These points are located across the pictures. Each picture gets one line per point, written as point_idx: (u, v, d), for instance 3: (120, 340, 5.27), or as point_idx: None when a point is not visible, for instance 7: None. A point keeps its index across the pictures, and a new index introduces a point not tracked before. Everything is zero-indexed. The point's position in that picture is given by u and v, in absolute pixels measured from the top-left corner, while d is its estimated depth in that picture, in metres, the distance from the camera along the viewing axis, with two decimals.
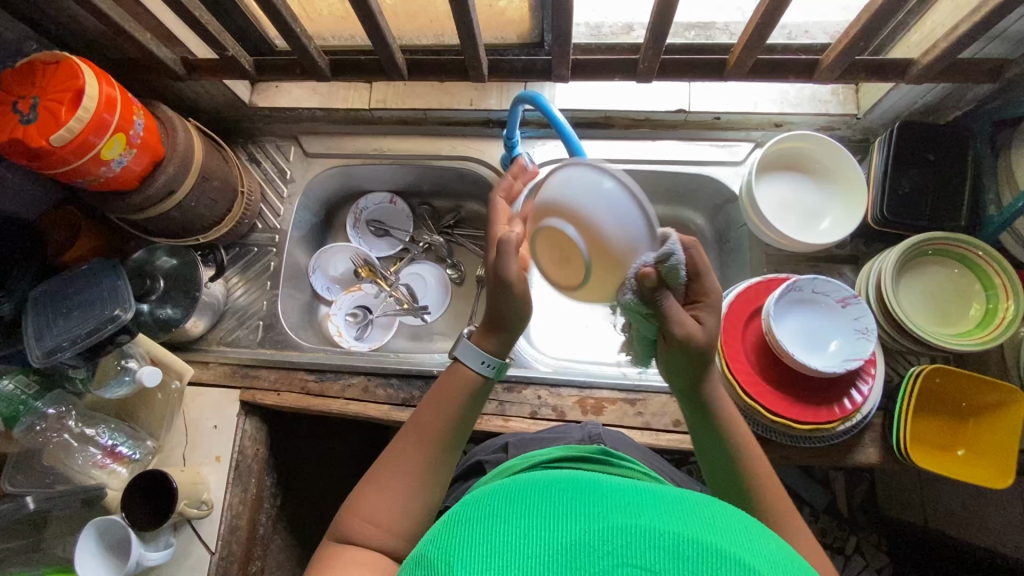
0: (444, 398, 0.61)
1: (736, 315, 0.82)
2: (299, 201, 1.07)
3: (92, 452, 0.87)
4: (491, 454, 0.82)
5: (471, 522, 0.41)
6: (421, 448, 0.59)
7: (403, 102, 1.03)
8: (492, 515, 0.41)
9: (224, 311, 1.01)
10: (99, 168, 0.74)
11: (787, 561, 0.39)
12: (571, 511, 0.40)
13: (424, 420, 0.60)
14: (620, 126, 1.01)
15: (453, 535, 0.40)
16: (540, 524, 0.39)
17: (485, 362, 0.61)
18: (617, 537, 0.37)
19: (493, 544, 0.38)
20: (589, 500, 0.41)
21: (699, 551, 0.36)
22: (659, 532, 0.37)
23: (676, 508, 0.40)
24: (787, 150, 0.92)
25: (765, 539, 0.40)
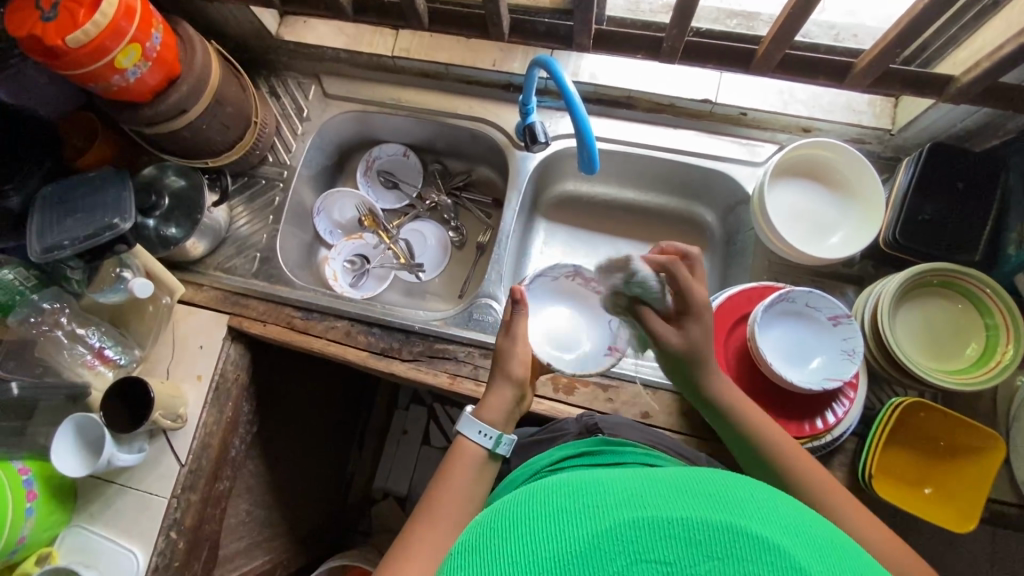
0: (456, 479, 0.63)
1: (723, 317, 0.81)
2: (312, 139, 1.07)
3: (81, 351, 0.91)
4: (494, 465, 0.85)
5: (474, 553, 0.38)
6: (435, 532, 0.59)
7: (426, 54, 1.01)
8: (491, 537, 0.39)
9: (225, 238, 1.03)
10: (113, 76, 0.75)
11: (804, 519, 0.38)
12: (570, 514, 0.37)
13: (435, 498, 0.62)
14: (644, 108, 0.97)
15: (459, 567, 0.38)
16: (542, 531, 0.37)
17: (480, 432, 0.66)
18: (625, 533, 0.35)
19: (501, 569, 0.36)
20: (588, 493, 0.39)
21: (710, 532, 0.35)
22: (667, 520, 0.36)
23: (678, 485, 0.39)
24: (808, 157, 0.88)
25: (772, 499, 0.39)
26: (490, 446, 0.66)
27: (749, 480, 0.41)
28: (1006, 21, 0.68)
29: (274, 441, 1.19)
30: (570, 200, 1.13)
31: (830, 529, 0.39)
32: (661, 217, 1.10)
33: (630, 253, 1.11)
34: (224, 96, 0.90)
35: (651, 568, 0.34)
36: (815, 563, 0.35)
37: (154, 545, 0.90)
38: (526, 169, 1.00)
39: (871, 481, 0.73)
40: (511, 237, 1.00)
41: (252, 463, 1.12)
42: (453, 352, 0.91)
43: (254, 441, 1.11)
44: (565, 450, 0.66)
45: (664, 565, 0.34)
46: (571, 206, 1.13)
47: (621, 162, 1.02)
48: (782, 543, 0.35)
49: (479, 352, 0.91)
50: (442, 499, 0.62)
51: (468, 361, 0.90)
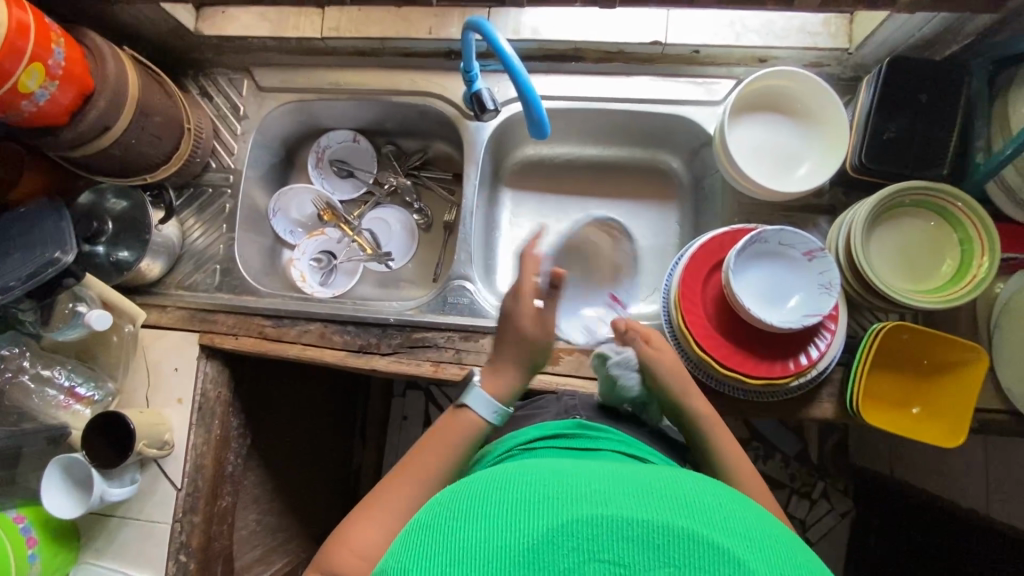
0: (446, 437, 0.67)
1: (697, 266, 0.79)
2: (255, 138, 1.02)
3: (51, 393, 0.88)
4: None
5: (428, 530, 0.39)
6: (418, 484, 0.63)
7: (358, 31, 0.94)
8: (451, 516, 0.39)
9: (182, 254, 0.99)
10: (21, 102, 0.70)
11: (771, 531, 0.38)
12: (530, 505, 0.38)
13: (422, 460, 0.65)
14: (593, 59, 0.93)
15: (415, 543, 0.38)
16: (502, 517, 0.37)
17: (493, 410, 0.68)
18: (582, 531, 0.35)
19: (453, 552, 0.36)
20: (554, 486, 0.39)
21: (668, 537, 0.35)
22: (626, 521, 0.36)
23: (645, 488, 0.39)
24: (766, 89, 0.84)
25: (742, 510, 0.39)
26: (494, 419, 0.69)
27: (722, 486, 0.41)
28: None
29: (273, 448, 1.19)
30: (532, 165, 1.10)
31: (796, 542, 0.39)
32: (628, 169, 1.07)
33: (599, 211, 1.08)
34: (149, 107, 0.84)
35: (604, 568, 0.34)
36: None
37: (166, 569, 0.91)
38: (482, 139, 0.96)
39: (859, 409, 0.74)
40: (475, 214, 0.96)
41: (252, 472, 1.12)
42: (432, 339, 0.90)
43: (251, 450, 1.11)
44: (541, 431, 0.65)
45: (617, 566, 0.34)
46: (535, 171, 1.10)
47: (578, 119, 0.98)
48: (742, 556, 0.35)
49: (458, 335, 0.89)
50: (429, 454, 0.65)
51: (448, 346, 0.89)
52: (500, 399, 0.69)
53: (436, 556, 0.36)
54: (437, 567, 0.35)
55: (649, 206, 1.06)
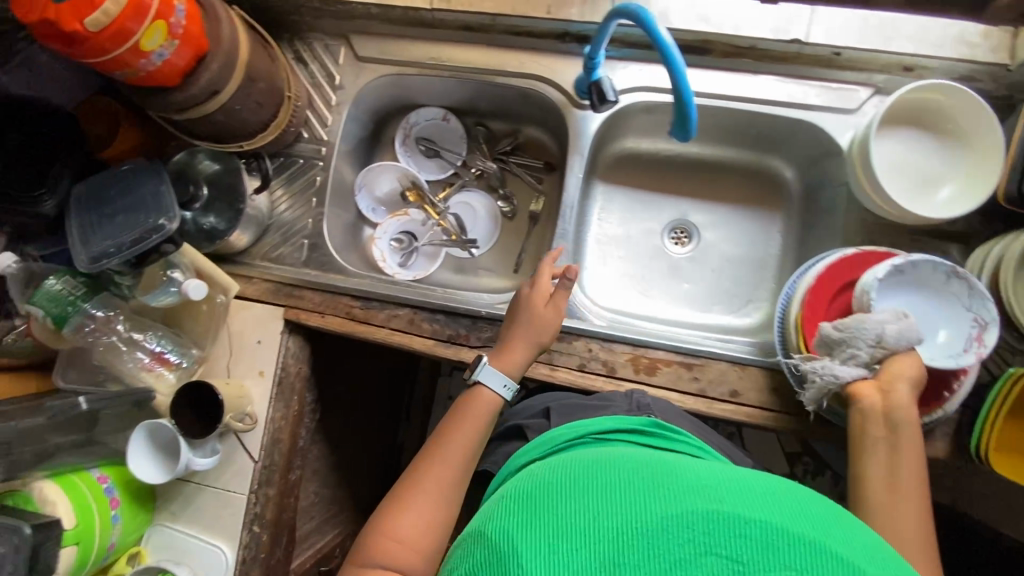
0: (471, 423, 0.70)
1: (823, 288, 0.75)
2: (349, 110, 0.98)
3: (140, 356, 0.87)
4: (533, 419, 0.80)
5: (534, 509, 0.43)
6: (450, 469, 0.66)
7: (469, 4, 0.89)
8: (560, 491, 0.44)
9: (269, 225, 0.97)
10: (139, 61, 0.66)
11: (872, 549, 0.40)
12: (638, 497, 0.41)
13: (448, 442, 0.68)
14: (721, 53, 0.86)
15: (521, 515, 0.43)
16: (611, 503, 0.41)
17: (503, 384, 0.74)
18: (697, 523, 0.38)
19: (564, 527, 0.40)
20: (659, 478, 0.43)
21: (787, 542, 0.37)
22: (738, 519, 0.38)
23: (750, 491, 0.41)
24: (911, 103, 0.79)
25: (842, 525, 0.41)
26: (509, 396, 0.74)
27: (816, 497, 0.44)
28: None
29: (335, 423, 1.18)
30: (629, 160, 1.05)
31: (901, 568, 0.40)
32: (733, 173, 1.02)
33: (694, 213, 1.04)
34: (256, 71, 0.81)
35: (721, 562, 0.36)
36: None
37: (240, 540, 0.91)
38: (588, 131, 0.91)
39: (985, 450, 0.70)
40: (575, 211, 0.92)
41: (316, 447, 1.12)
42: None
43: (317, 426, 1.10)
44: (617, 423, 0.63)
45: (736, 563, 0.36)
46: (631, 166, 1.05)
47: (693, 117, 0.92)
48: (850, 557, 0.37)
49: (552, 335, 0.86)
50: (454, 441, 0.69)
51: None
52: (510, 374, 0.75)
53: (548, 527, 0.40)
54: (554, 535, 0.39)
55: (750, 213, 1.01)
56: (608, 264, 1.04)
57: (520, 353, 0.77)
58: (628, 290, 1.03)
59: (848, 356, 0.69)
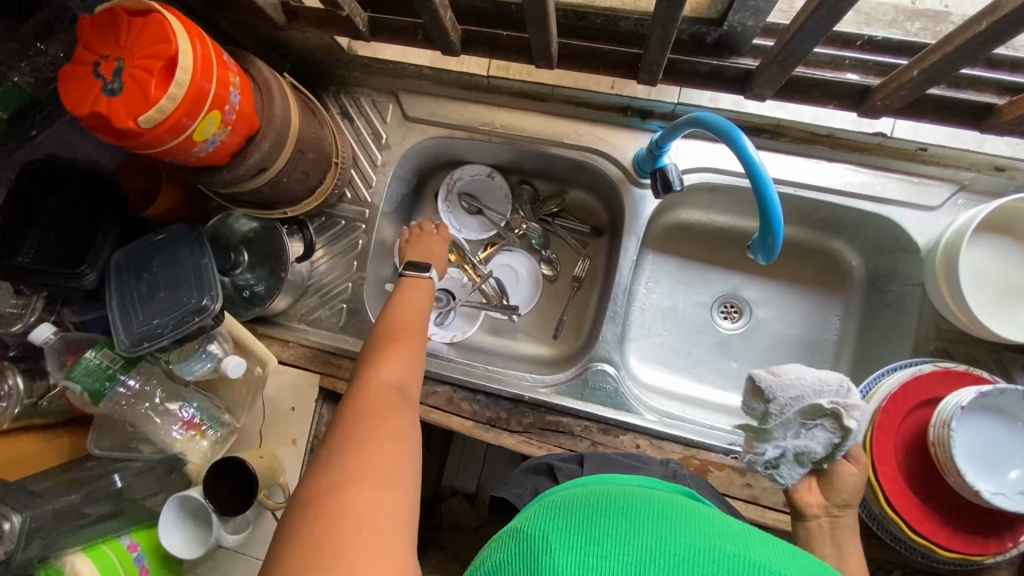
0: (416, 299, 0.76)
1: (897, 406, 0.71)
2: (394, 171, 0.94)
3: (173, 426, 0.85)
4: (565, 463, 0.73)
5: (555, 508, 0.37)
6: (408, 331, 0.70)
7: (529, 74, 0.85)
8: (587, 503, 0.36)
9: (308, 287, 0.94)
10: (192, 149, 0.63)
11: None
12: (670, 522, 0.34)
13: (401, 318, 0.71)
14: (793, 138, 0.81)
15: (536, 515, 0.37)
16: (636, 515, 0.35)
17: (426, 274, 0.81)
18: (727, 562, 0.32)
19: (582, 530, 0.34)
20: (695, 516, 0.35)
21: None
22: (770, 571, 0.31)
23: (796, 556, 0.34)
24: (1001, 211, 0.74)
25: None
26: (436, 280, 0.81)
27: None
28: None
29: None
30: (681, 229, 1.00)
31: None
32: (792, 251, 0.97)
33: (746, 288, 0.99)
34: (306, 142, 0.78)
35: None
36: None
37: None
38: (646, 210, 0.87)
39: None
40: (626, 292, 0.88)
41: None
42: (568, 425, 0.83)
43: None
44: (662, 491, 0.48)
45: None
46: (683, 236, 1.01)
47: None
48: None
49: (598, 426, 0.83)
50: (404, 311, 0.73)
51: (585, 435, 0.83)
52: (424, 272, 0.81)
53: (564, 530, 0.34)
54: (571, 542, 0.33)
55: (807, 295, 0.96)
56: (653, 338, 0.99)
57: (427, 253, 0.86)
58: (674, 367, 0.98)
59: (804, 451, 0.62)
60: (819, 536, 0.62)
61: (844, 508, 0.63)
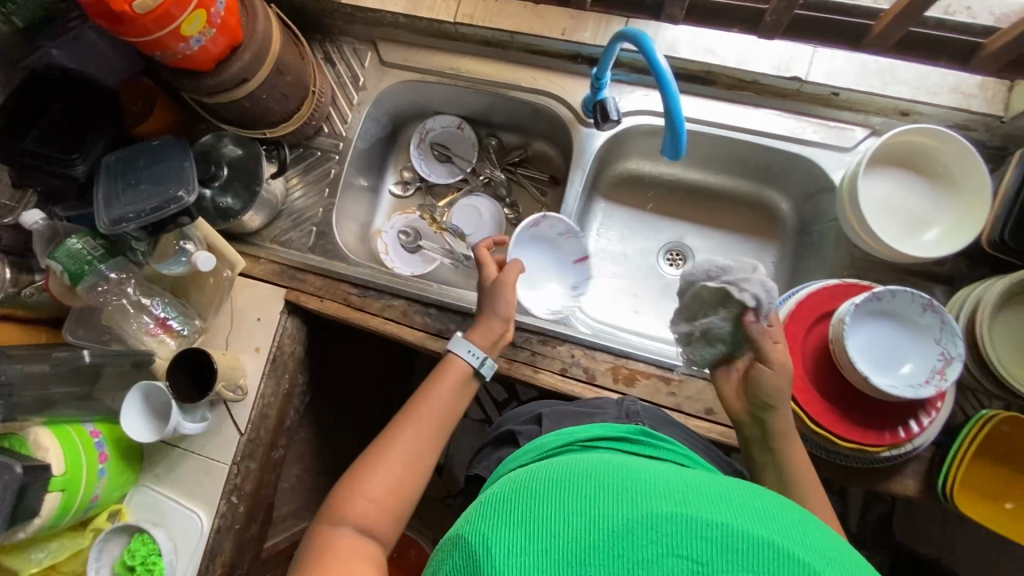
0: (439, 398, 0.77)
1: (805, 313, 0.77)
2: (369, 110, 1.03)
3: (145, 321, 0.92)
4: (525, 425, 0.77)
5: (503, 503, 0.39)
6: (415, 431, 0.74)
7: (490, 20, 0.94)
8: (525, 495, 0.39)
9: (281, 211, 1.02)
10: (178, 44, 0.72)
11: (846, 557, 0.36)
12: (608, 492, 0.37)
13: (416, 417, 0.75)
14: (724, 85, 0.90)
15: (486, 512, 0.39)
16: (577, 495, 0.38)
17: (469, 351, 0.80)
18: (660, 524, 0.35)
19: (527, 527, 0.36)
20: (631, 482, 0.38)
21: (750, 544, 0.34)
22: (705, 521, 0.35)
23: (724, 496, 0.38)
24: (902, 145, 0.81)
25: (820, 531, 0.38)
26: (477, 363, 0.80)
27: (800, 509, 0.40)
28: None
29: (325, 409, 1.22)
30: (632, 179, 1.07)
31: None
32: (733, 201, 1.04)
33: (691, 236, 1.06)
34: (284, 65, 0.87)
35: (681, 564, 0.33)
36: None
37: (218, 508, 0.94)
38: (592, 148, 0.96)
39: (953, 496, 0.71)
40: (572, 222, 0.96)
41: (305, 430, 1.15)
42: (511, 336, 0.90)
43: (308, 409, 1.14)
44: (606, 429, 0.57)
45: (695, 564, 0.33)
46: (634, 186, 1.08)
47: (695, 144, 0.96)
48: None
49: (537, 337, 0.89)
50: (425, 409, 0.75)
51: (525, 346, 0.89)
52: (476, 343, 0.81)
53: (512, 527, 0.37)
54: (511, 540, 0.36)
55: (746, 240, 1.03)
56: (602, 278, 1.06)
57: (490, 324, 0.82)
58: (620, 305, 1.04)
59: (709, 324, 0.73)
60: (755, 442, 0.70)
61: (766, 408, 0.70)
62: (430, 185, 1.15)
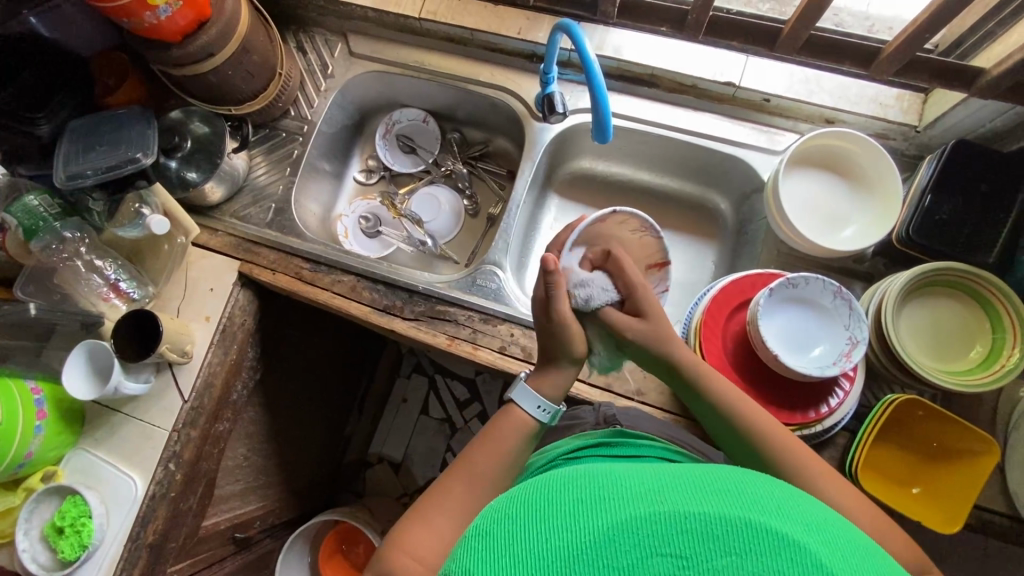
0: (501, 449, 0.65)
1: (726, 298, 0.81)
2: (335, 96, 1.08)
3: (97, 282, 0.93)
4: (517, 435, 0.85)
5: (494, 532, 0.42)
6: (473, 489, 0.62)
7: (453, 18, 1.01)
8: (517, 523, 0.42)
9: (242, 187, 1.05)
10: (145, 12, 0.77)
11: (812, 518, 0.41)
12: (590, 505, 0.41)
13: (472, 464, 0.64)
14: (665, 88, 0.96)
15: (480, 543, 0.42)
16: (562, 514, 0.41)
17: (540, 407, 0.68)
18: (642, 527, 0.38)
19: (522, 552, 0.39)
20: (610, 491, 0.42)
21: (726, 528, 0.38)
22: (680, 515, 0.39)
23: (700, 487, 0.42)
24: (826, 148, 0.87)
25: (790, 499, 0.42)
26: (546, 419, 0.69)
27: (767, 483, 0.44)
28: None
29: (277, 390, 1.23)
30: (584, 177, 1.12)
31: (868, 553, 0.40)
32: (677, 201, 1.08)
33: None
34: (252, 44, 0.92)
35: (666, 561, 0.37)
36: (830, 560, 0.37)
37: (153, 474, 0.94)
38: (543, 141, 1.00)
39: (858, 473, 0.74)
40: (520, 209, 1.00)
41: (253, 408, 1.16)
42: (454, 314, 0.93)
43: (257, 387, 1.15)
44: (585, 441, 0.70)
45: (678, 558, 0.37)
46: (586, 184, 1.12)
47: (641, 143, 1.01)
48: (799, 540, 0.38)
49: (479, 316, 0.92)
50: (483, 460, 0.64)
51: (466, 324, 0.92)
52: (547, 397, 0.69)
53: (509, 554, 0.40)
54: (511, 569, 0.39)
55: (688, 239, 1.07)
56: None
57: (561, 370, 0.71)
58: None
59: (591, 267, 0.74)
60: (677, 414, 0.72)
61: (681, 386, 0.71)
62: (393, 174, 1.19)
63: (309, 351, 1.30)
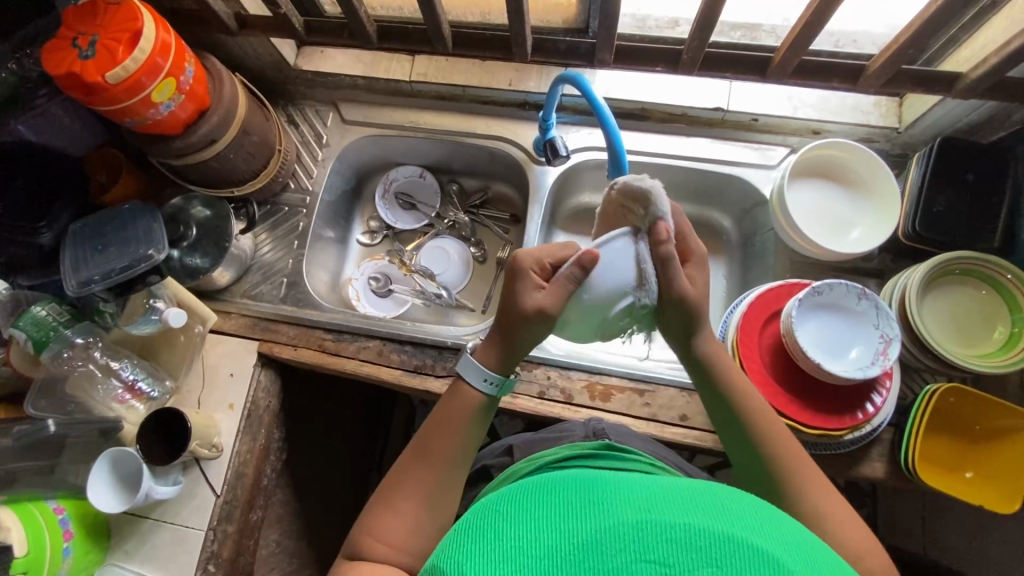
0: (450, 425, 0.63)
1: (756, 313, 0.83)
2: (333, 164, 1.09)
3: (114, 385, 0.89)
4: (498, 458, 0.86)
5: (479, 530, 0.40)
6: (432, 472, 0.62)
7: (444, 77, 1.04)
8: (501, 518, 0.40)
9: (251, 265, 1.03)
10: (147, 111, 0.77)
11: (797, 540, 0.38)
12: (575, 511, 0.39)
13: (429, 445, 0.63)
14: (656, 119, 1.00)
15: (462, 542, 0.39)
16: (551, 519, 0.39)
17: (486, 379, 0.63)
18: (630, 534, 0.36)
19: (504, 550, 0.37)
20: (600, 498, 0.40)
21: (710, 539, 0.35)
22: (668, 524, 0.36)
23: (688, 499, 0.39)
24: (820, 157, 0.92)
25: (776, 521, 0.40)
26: (494, 391, 0.64)
27: (753, 500, 0.42)
28: (1001, 24, 0.72)
29: (301, 468, 1.18)
30: (586, 212, 1.14)
31: None
32: None
33: None
34: (251, 125, 0.92)
35: (650, 568, 0.34)
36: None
37: None
38: (546, 183, 1.03)
39: (915, 470, 0.75)
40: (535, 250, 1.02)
41: (281, 491, 1.11)
42: None
43: (284, 469, 1.11)
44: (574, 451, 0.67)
45: (662, 566, 0.34)
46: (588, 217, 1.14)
47: None
48: (785, 560, 0.35)
49: None
50: (437, 442, 0.63)
51: None
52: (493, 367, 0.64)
53: (491, 550, 0.37)
54: (488, 563, 0.36)
55: None
56: None
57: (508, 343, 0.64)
58: None
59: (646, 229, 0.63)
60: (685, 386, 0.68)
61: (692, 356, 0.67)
62: (397, 232, 1.19)
63: (328, 424, 1.27)
